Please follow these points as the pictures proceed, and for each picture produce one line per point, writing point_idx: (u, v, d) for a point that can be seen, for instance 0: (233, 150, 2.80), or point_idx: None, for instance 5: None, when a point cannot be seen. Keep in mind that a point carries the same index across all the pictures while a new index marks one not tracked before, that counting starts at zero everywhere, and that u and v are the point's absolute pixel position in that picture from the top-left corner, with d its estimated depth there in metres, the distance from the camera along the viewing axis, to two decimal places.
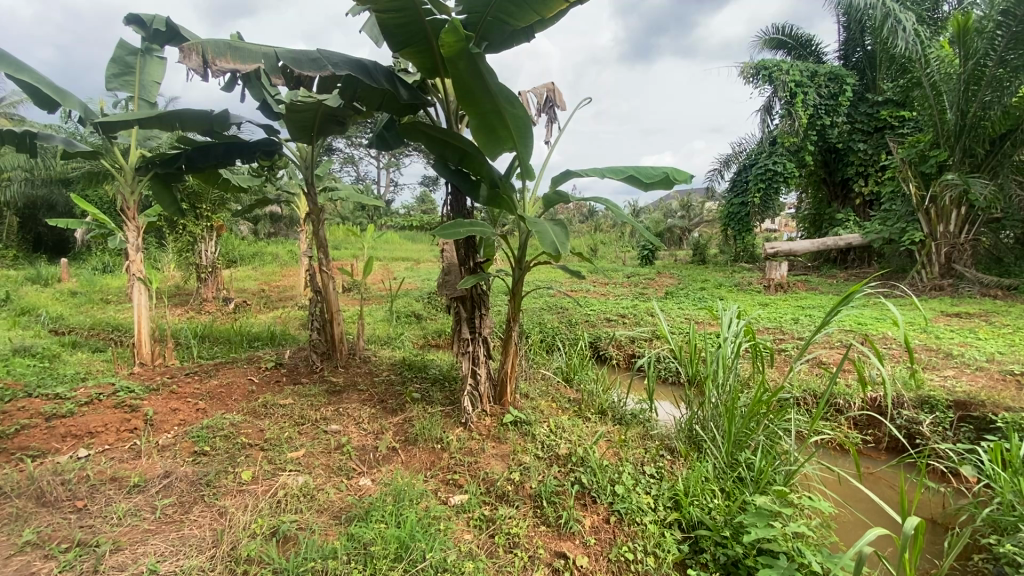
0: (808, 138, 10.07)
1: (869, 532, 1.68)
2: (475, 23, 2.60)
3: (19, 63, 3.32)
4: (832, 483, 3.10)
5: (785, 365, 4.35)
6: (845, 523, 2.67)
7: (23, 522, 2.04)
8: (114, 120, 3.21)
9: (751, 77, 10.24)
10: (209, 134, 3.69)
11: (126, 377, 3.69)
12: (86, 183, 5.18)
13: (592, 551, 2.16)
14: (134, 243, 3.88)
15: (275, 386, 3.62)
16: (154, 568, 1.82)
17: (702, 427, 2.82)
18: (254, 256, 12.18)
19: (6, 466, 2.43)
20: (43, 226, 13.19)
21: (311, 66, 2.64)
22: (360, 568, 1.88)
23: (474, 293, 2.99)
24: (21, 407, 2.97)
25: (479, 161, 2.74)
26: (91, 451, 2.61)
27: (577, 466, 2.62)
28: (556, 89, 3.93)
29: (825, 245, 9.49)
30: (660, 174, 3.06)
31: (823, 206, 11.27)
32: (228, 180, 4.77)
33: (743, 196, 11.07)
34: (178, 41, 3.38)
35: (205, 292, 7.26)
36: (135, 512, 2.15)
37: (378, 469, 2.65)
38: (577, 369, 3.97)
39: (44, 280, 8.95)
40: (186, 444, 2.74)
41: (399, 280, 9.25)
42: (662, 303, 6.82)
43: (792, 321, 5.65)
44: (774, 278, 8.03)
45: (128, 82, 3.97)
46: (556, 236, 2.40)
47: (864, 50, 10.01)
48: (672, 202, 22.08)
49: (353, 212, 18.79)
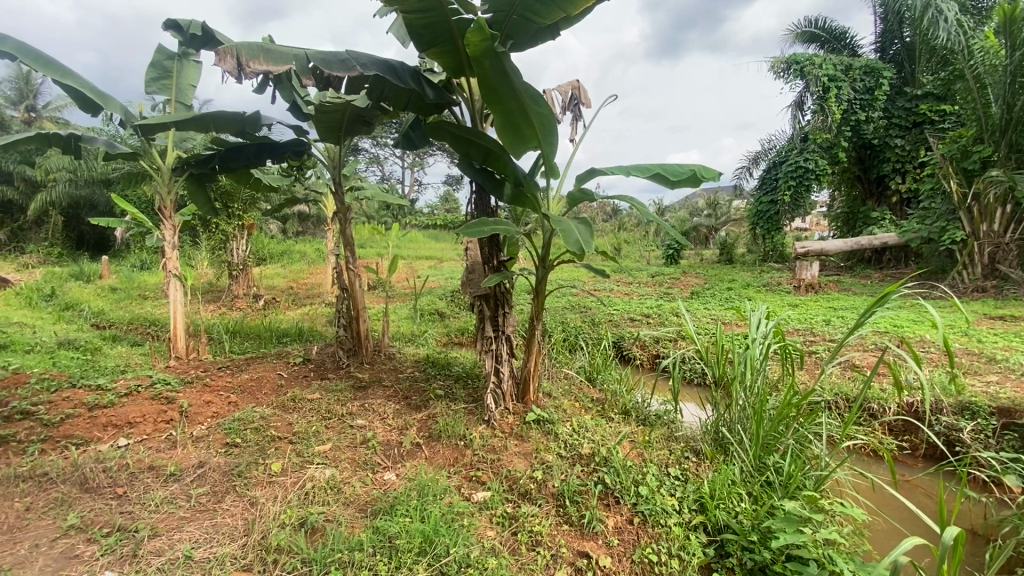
0: (842, 133, 9.75)
1: (905, 542, 1.61)
2: (500, 22, 2.61)
3: (65, 69, 3.51)
4: (865, 489, 3.03)
5: (815, 367, 4.25)
6: (881, 531, 2.59)
7: (68, 507, 2.14)
8: (152, 122, 3.33)
9: (781, 72, 10.02)
10: (241, 135, 3.78)
11: (163, 370, 3.84)
12: (126, 183, 5.38)
13: (615, 552, 2.15)
14: (171, 242, 4.06)
15: (303, 381, 3.72)
16: (189, 554, 1.89)
17: (730, 429, 2.79)
18: (283, 255, 12.49)
19: (53, 453, 2.55)
20: (86, 225, 13.85)
21: (339, 67, 2.69)
22: (386, 561, 1.91)
23: (498, 292, 3.02)
24: (66, 397, 3.11)
25: (503, 160, 2.76)
26: (130, 440, 2.73)
27: (600, 466, 2.61)
28: (581, 87, 3.89)
29: (858, 244, 9.19)
30: (687, 173, 3.01)
31: (857, 205, 10.92)
32: (259, 180, 4.89)
33: (773, 194, 10.78)
34: (213, 44, 3.45)
35: (236, 289, 7.54)
36: (171, 500, 2.23)
37: (402, 465, 2.68)
38: (599, 369, 3.97)
39: (87, 277, 9.34)
40: (218, 436, 2.83)
41: (423, 280, 9.41)
42: (687, 303, 6.72)
43: (824, 322, 5.53)
44: (805, 278, 7.87)
45: (166, 87, 4.12)
46: (580, 235, 2.39)
47: (902, 42, 9.64)
48: (698, 200, 21.69)
49: (378, 211, 19.09)
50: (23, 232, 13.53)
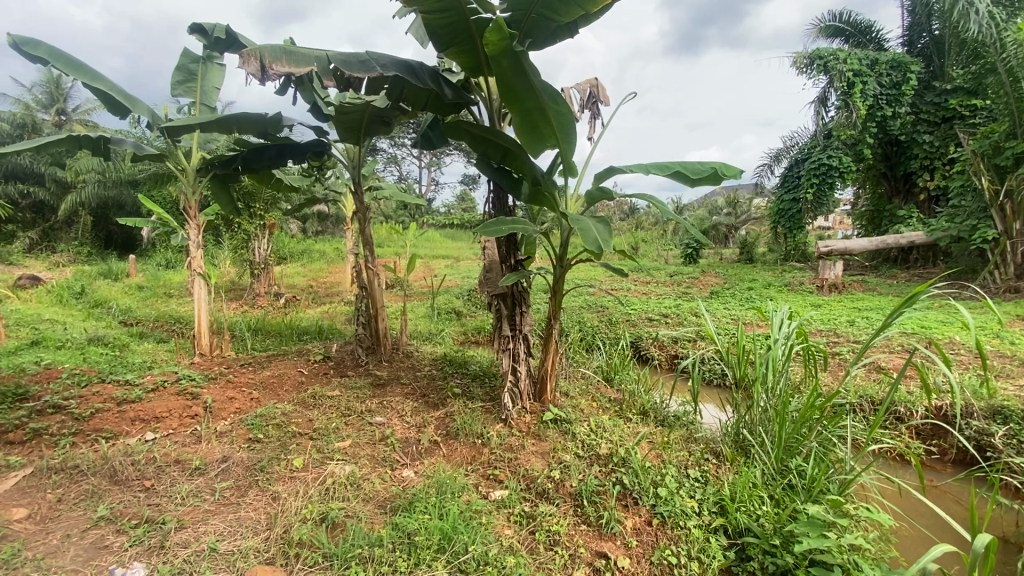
0: (867, 130, 9.52)
1: (935, 549, 1.56)
2: (519, 21, 2.60)
3: (95, 73, 3.61)
4: (891, 494, 2.95)
5: (840, 369, 4.16)
6: (909, 538, 2.53)
7: (98, 498, 2.20)
8: (178, 124, 3.41)
9: (804, 67, 9.81)
10: (264, 136, 3.85)
11: (188, 366, 3.94)
12: (153, 184, 5.53)
13: (634, 553, 2.13)
14: (196, 241, 4.15)
15: (323, 378, 3.77)
16: (214, 547, 1.93)
17: (751, 431, 2.75)
18: (303, 254, 12.68)
19: (83, 446, 2.63)
20: (114, 225, 14.26)
21: (360, 68, 2.72)
22: (405, 557, 1.93)
23: (515, 291, 3.03)
24: (97, 392, 3.21)
25: (521, 159, 2.76)
26: (157, 434, 2.80)
27: (618, 467, 2.59)
28: (599, 85, 3.86)
29: (884, 243, 8.96)
30: (708, 171, 2.97)
31: (883, 202, 10.65)
32: (280, 181, 4.97)
33: (795, 192, 10.58)
34: (237, 47, 3.51)
35: (258, 288, 7.68)
36: (196, 493, 2.29)
37: (421, 462, 2.70)
38: (617, 369, 3.94)
39: (115, 275, 9.62)
40: (241, 431, 2.89)
41: (440, 278, 9.47)
42: (707, 303, 6.63)
43: (848, 322, 5.40)
44: (828, 278, 7.70)
45: (191, 89, 4.21)
46: (598, 234, 2.38)
47: (930, 35, 9.35)
48: (718, 198, 21.36)
49: (395, 211, 19.24)
50: (54, 231, 13.97)
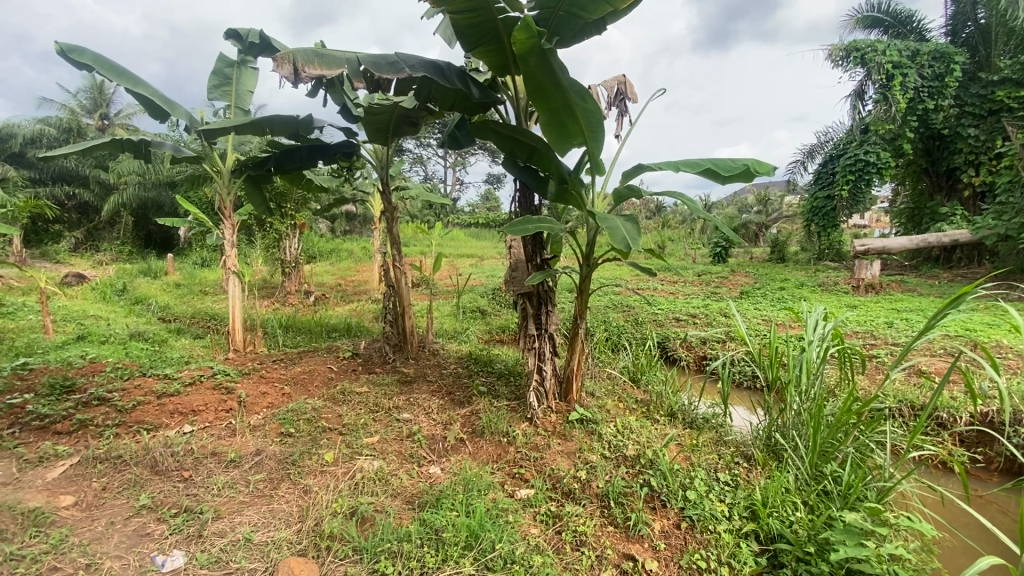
0: (908, 124, 9.14)
1: (981, 561, 1.49)
2: (547, 19, 2.60)
3: (137, 78, 3.75)
4: (933, 503, 2.84)
5: (878, 372, 4.02)
6: (953, 548, 2.42)
7: (140, 488, 2.30)
8: (214, 127, 3.50)
9: (840, 60, 9.51)
10: (295, 138, 3.93)
11: (223, 361, 4.06)
12: (190, 185, 5.72)
13: (662, 556, 2.10)
14: (230, 240, 4.28)
15: (351, 374, 3.85)
16: (249, 537, 1.98)
17: (784, 436, 2.68)
18: (331, 253, 12.94)
19: (126, 437, 2.75)
20: (153, 225, 14.84)
21: (389, 69, 2.75)
22: (433, 553, 1.94)
23: (541, 290, 3.02)
24: (138, 385, 3.34)
25: (548, 157, 2.75)
26: (195, 427, 2.90)
27: (646, 469, 2.56)
28: (627, 82, 3.81)
29: (924, 242, 8.60)
30: (740, 168, 2.91)
31: (924, 199, 10.23)
32: (311, 181, 5.07)
33: (829, 189, 10.25)
34: (270, 51, 3.60)
35: (289, 286, 7.88)
36: (231, 485, 2.36)
37: (447, 459, 2.73)
38: (644, 369, 3.89)
39: (154, 273, 9.99)
40: (274, 425, 2.97)
41: (465, 277, 9.52)
42: (737, 303, 6.49)
43: (886, 324, 5.21)
44: (865, 277, 7.45)
45: (226, 93, 4.34)
46: (627, 233, 2.35)
47: (976, 24, 8.89)
48: (749, 196, 20.86)
49: (421, 211, 19.45)
50: (98, 231, 14.62)
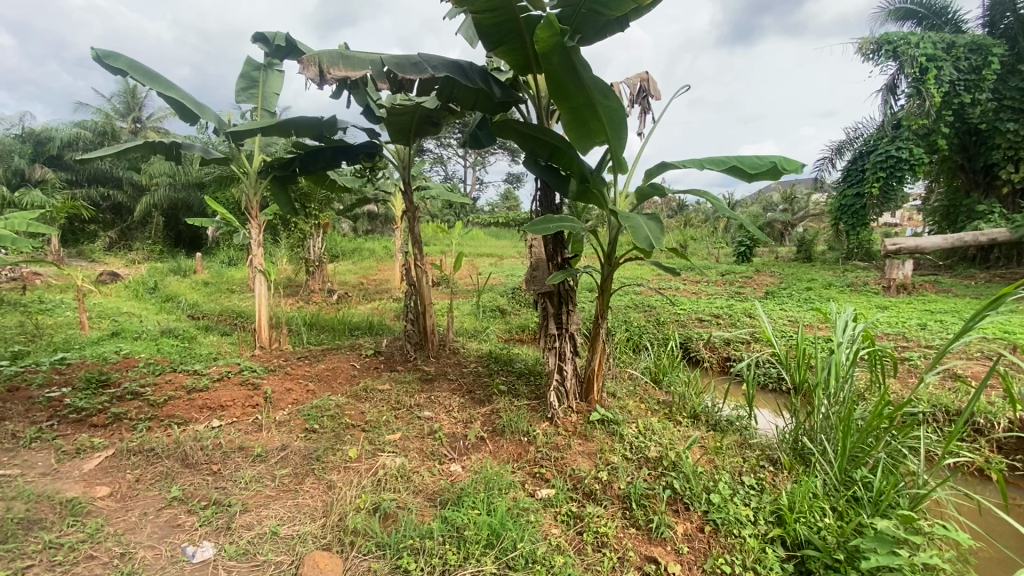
0: (942, 119, 8.83)
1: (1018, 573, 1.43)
2: (569, 16, 2.59)
3: (168, 82, 3.86)
4: (969, 511, 2.74)
5: (911, 376, 3.89)
6: (990, 558, 2.33)
7: (171, 480, 2.37)
8: (241, 129, 3.58)
9: (871, 54, 9.24)
10: (319, 139, 4.00)
11: (250, 358, 4.15)
12: (218, 186, 5.86)
13: (685, 560, 2.07)
14: (257, 239, 4.37)
15: (374, 372, 3.89)
16: (276, 531, 2.03)
17: (811, 439, 2.62)
18: (354, 252, 13.11)
19: (158, 430, 2.83)
20: (183, 225, 15.26)
21: (412, 70, 2.78)
22: (455, 550, 1.96)
23: (562, 289, 3.01)
24: (169, 380, 3.45)
25: (570, 156, 2.73)
26: (223, 422, 2.97)
27: (668, 471, 2.52)
28: (650, 79, 3.77)
29: (960, 240, 8.30)
30: (766, 165, 2.85)
31: (959, 196, 9.87)
32: (334, 181, 5.15)
33: (859, 187, 9.97)
34: (296, 54, 3.66)
35: (313, 284, 8.00)
36: (258, 479, 2.41)
37: (468, 457, 2.74)
38: (666, 370, 3.84)
39: (184, 272, 10.27)
40: (299, 421, 3.03)
41: (485, 277, 9.54)
42: (762, 304, 6.35)
43: (919, 326, 5.04)
44: (896, 277, 7.20)
45: (253, 95, 4.44)
46: (650, 232, 2.32)
47: (1016, 14, 8.55)
48: (774, 194, 20.41)
49: (442, 211, 19.55)
50: (131, 231, 15.10)
